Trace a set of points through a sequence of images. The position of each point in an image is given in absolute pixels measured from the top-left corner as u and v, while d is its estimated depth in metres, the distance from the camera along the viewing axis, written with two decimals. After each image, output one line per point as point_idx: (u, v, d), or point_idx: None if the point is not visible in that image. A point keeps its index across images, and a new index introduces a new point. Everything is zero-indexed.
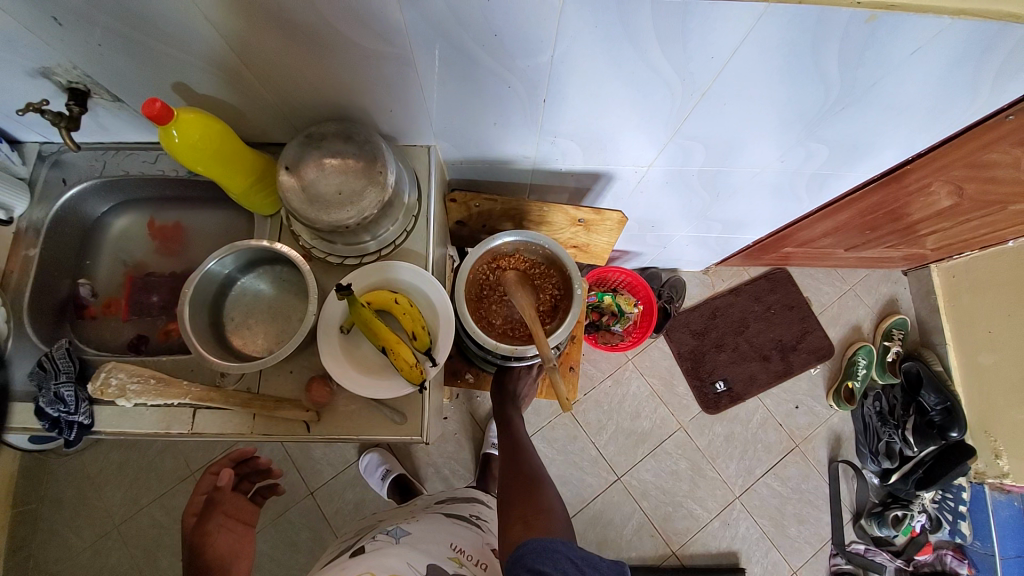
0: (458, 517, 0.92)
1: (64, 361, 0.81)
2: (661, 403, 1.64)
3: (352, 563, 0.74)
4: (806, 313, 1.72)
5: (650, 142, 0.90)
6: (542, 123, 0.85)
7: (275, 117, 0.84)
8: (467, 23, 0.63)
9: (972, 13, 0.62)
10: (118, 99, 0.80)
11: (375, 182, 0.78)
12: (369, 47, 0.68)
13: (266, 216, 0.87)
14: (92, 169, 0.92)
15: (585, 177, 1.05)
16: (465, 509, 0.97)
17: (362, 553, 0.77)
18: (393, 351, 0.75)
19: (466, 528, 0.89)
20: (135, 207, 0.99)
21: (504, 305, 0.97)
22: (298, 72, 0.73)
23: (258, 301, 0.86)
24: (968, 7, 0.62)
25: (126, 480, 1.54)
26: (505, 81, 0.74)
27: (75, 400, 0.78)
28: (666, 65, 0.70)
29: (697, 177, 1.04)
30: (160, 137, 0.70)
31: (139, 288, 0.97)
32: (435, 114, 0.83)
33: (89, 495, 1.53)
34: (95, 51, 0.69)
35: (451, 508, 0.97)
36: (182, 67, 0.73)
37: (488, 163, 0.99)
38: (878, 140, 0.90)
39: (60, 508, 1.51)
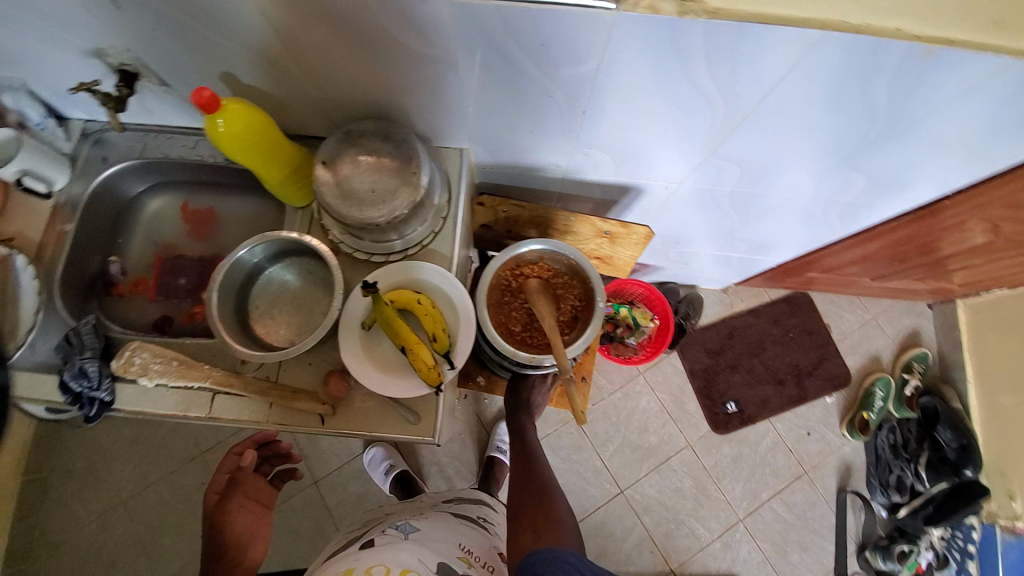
0: (466, 518, 0.92)
1: (91, 336, 0.83)
2: (670, 419, 1.62)
3: (364, 554, 0.74)
4: (824, 339, 1.70)
5: (685, 160, 0.90)
6: (578, 133, 0.84)
7: (313, 110, 0.84)
8: (515, 32, 0.63)
9: None
10: (164, 83, 0.82)
11: (408, 183, 0.78)
12: (414, 49, 0.68)
13: (298, 208, 0.88)
14: (132, 149, 0.94)
15: (614, 190, 1.04)
16: (472, 511, 0.97)
17: (372, 546, 0.77)
18: (412, 351, 0.75)
19: (474, 529, 0.89)
20: (171, 189, 1.01)
21: (523, 312, 0.95)
22: (341, 68, 0.73)
23: (283, 291, 0.86)
24: None
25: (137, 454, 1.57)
26: (547, 90, 0.74)
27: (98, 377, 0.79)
28: (711, 87, 0.69)
29: (727, 198, 1.03)
30: (206, 125, 0.71)
31: (167, 270, 0.98)
32: (472, 118, 0.83)
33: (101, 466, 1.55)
34: (148, 35, 0.71)
35: (459, 509, 0.97)
36: (228, 56, 0.73)
37: (520, 170, 0.99)
38: (917, 174, 0.88)
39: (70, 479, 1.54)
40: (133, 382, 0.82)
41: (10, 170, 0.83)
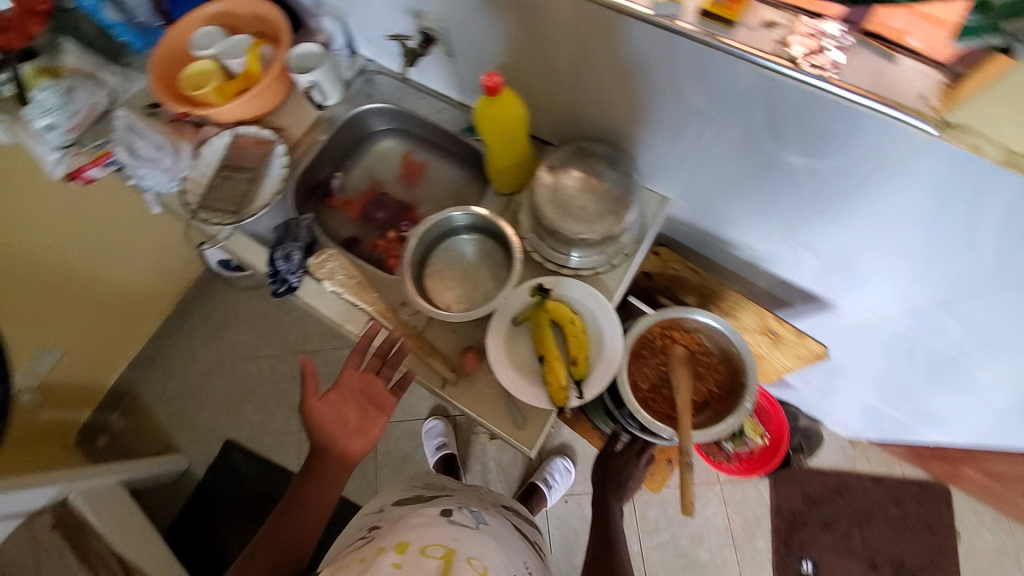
0: (525, 536, 0.91)
1: (305, 231, 0.96)
2: (732, 543, 1.47)
3: (459, 537, 0.74)
4: (952, 552, 1.42)
5: (897, 292, 0.84)
6: (797, 228, 0.82)
7: (557, 117, 0.91)
8: (804, 116, 0.63)
9: None
10: (451, 54, 0.94)
11: (615, 215, 0.80)
12: (690, 101, 0.71)
13: (500, 194, 0.95)
14: (392, 96, 1.10)
15: (797, 294, 0.99)
16: (528, 531, 0.96)
17: (463, 531, 0.76)
18: (547, 364, 0.75)
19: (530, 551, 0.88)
20: (400, 137, 1.15)
21: (656, 373, 0.87)
22: (609, 92, 0.78)
23: (459, 261, 0.90)
24: None
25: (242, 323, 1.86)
26: (798, 177, 0.73)
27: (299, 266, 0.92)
28: (987, 235, 0.64)
29: (918, 349, 0.95)
30: (477, 102, 0.77)
31: (373, 202, 1.11)
32: (697, 177, 0.84)
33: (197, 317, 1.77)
34: (468, 14, 0.82)
35: (517, 523, 0.95)
36: (518, 51, 0.82)
37: (711, 238, 0.97)
38: None
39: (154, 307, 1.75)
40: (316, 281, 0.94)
41: (305, 79, 1.01)
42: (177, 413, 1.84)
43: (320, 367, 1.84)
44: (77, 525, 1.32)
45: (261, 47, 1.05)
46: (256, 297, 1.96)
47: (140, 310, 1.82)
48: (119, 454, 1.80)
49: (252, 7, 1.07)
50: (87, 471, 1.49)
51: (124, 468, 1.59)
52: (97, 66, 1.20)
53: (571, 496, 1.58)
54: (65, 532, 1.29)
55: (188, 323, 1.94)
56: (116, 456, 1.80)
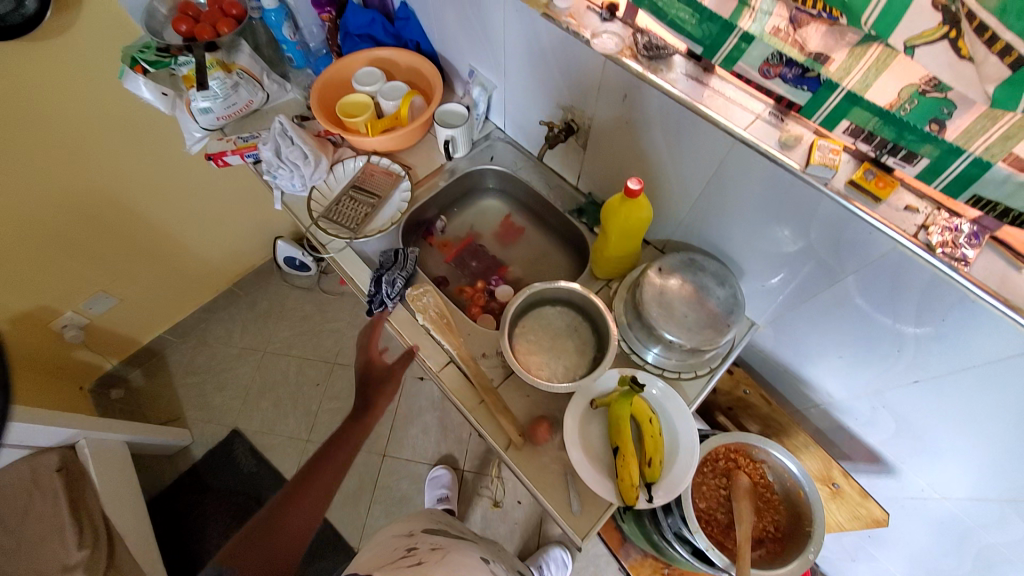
0: None
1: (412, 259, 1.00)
2: None
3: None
4: None
5: (970, 480, 0.83)
6: (884, 389, 0.84)
7: (669, 225, 0.98)
8: (926, 295, 0.67)
9: None
10: (585, 146, 1.03)
11: (715, 328, 0.83)
12: (814, 249, 0.76)
13: (596, 276, 1.00)
14: (513, 163, 1.20)
15: (857, 448, 0.99)
16: None
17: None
18: (621, 456, 0.75)
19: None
20: (506, 199, 1.24)
21: (715, 495, 0.90)
22: (733, 219, 0.85)
23: (547, 327, 0.93)
24: None
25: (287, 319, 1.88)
26: (899, 343, 0.76)
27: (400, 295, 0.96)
28: None
29: (976, 542, 0.92)
30: (612, 196, 0.86)
31: (469, 250, 1.19)
32: (795, 314, 0.88)
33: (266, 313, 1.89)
34: (619, 121, 0.91)
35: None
36: (655, 163, 0.90)
37: (784, 371, 1.00)
38: None
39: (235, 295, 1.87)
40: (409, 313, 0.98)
41: (445, 133, 1.12)
42: (196, 389, 1.85)
43: (346, 382, 1.84)
44: (78, 474, 1.26)
45: (414, 97, 1.15)
46: (306, 298, 2.02)
47: (200, 281, 1.88)
48: (126, 413, 1.79)
49: (417, 61, 1.20)
50: (102, 422, 1.43)
51: (138, 428, 1.54)
52: (263, 70, 1.31)
53: None
54: (66, 479, 1.20)
55: (235, 304, 2.00)
56: (122, 414, 1.78)
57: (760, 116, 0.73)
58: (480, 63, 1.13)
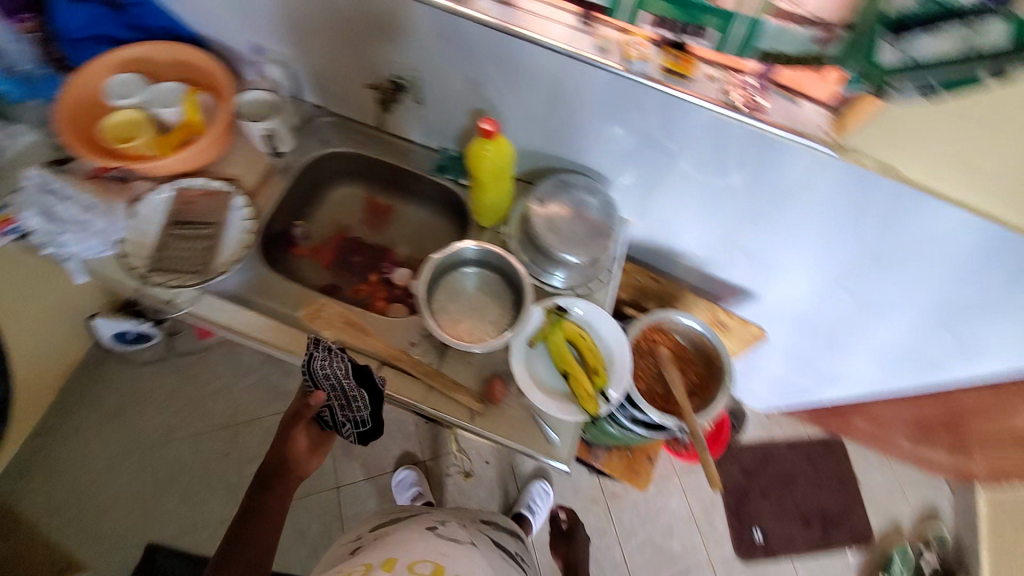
0: (505, 550, 1.02)
1: (341, 370, 0.81)
2: (696, 530, 1.69)
3: (446, 553, 0.83)
4: (851, 489, 1.81)
5: (808, 279, 1.06)
6: (734, 233, 1.02)
7: (529, 156, 1.00)
8: (745, 148, 0.81)
9: None
10: (420, 101, 0.99)
11: (603, 235, 0.92)
12: (652, 137, 0.86)
13: (483, 226, 1.00)
14: (350, 141, 1.10)
15: (728, 290, 1.20)
16: (510, 546, 1.07)
17: (448, 548, 0.86)
18: (572, 377, 0.83)
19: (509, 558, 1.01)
20: (360, 182, 1.15)
21: (650, 373, 1.02)
22: (582, 131, 0.90)
23: (461, 291, 0.92)
24: None
25: (170, 405, 1.63)
26: (736, 195, 0.92)
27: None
28: (868, 233, 0.89)
29: (822, 325, 1.20)
30: (471, 144, 0.86)
31: (344, 248, 1.09)
32: (655, 199, 1.00)
33: (130, 408, 1.62)
34: (446, 65, 0.88)
35: (499, 537, 1.07)
36: (496, 99, 0.91)
37: (662, 250, 1.14)
38: (993, 342, 1.05)
39: (94, 412, 1.60)
40: (361, 441, 0.89)
41: (262, 127, 0.98)
42: (70, 530, 1.47)
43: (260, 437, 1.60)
44: None
45: (198, 96, 0.98)
46: (166, 368, 1.67)
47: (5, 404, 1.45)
48: None
49: (179, 53, 0.99)
50: None
51: None
52: None
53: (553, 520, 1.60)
54: None
55: (74, 413, 1.59)
56: None
57: (573, 27, 0.75)
58: (270, 39, 0.98)
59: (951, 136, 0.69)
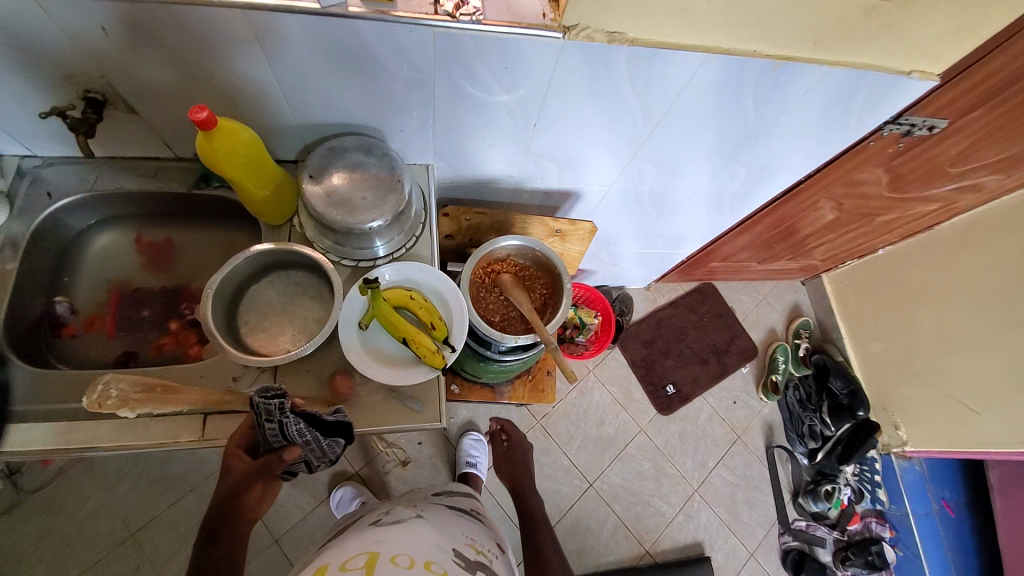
0: (462, 510, 1.02)
1: (315, 431, 0.74)
2: (622, 409, 1.86)
3: (383, 537, 0.78)
4: (732, 320, 2.08)
5: (616, 161, 1.10)
6: (531, 143, 1.01)
7: (292, 133, 0.90)
8: (484, 54, 0.77)
9: (843, 65, 0.87)
10: (134, 111, 0.82)
11: (395, 191, 0.86)
12: (399, 73, 0.79)
13: (275, 225, 0.91)
14: (82, 183, 0.90)
15: (557, 196, 1.22)
16: (466, 504, 1.08)
17: (387, 531, 0.81)
18: (412, 342, 0.82)
19: (470, 520, 0.99)
20: (118, 225, 0.97)
21: (500, 303, 1.06)
22: (329, 90, 0.81)
23: (272, 303, 0.86)
24: (841, 60, 0.87)
25: (46, 552, 1.30)
26: (505, 107, 0.90)
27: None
28: (632, 97, 0.90)
29: (647, 196, 1.27)
30: (196, 140, 0.73)
31: (126, 305, 0.94)
32: (441, 135, 0.95)
33: None
34: (132, 61, 0.73)
35: (452, 501, 1.06)
36: (215, 83, 0.78)
37: (478, 181, 1.12)
38: (783, 162, 1.17)
39: None
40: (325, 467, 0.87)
41: None
42: None
43: (170, 532, 1.38)
44: None
45: None
46: (22, 517, 1.32)
47: None
48: None
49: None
50: None
51: None
52: None
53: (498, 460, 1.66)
54: None
55: None
56: None
57: None
58: None
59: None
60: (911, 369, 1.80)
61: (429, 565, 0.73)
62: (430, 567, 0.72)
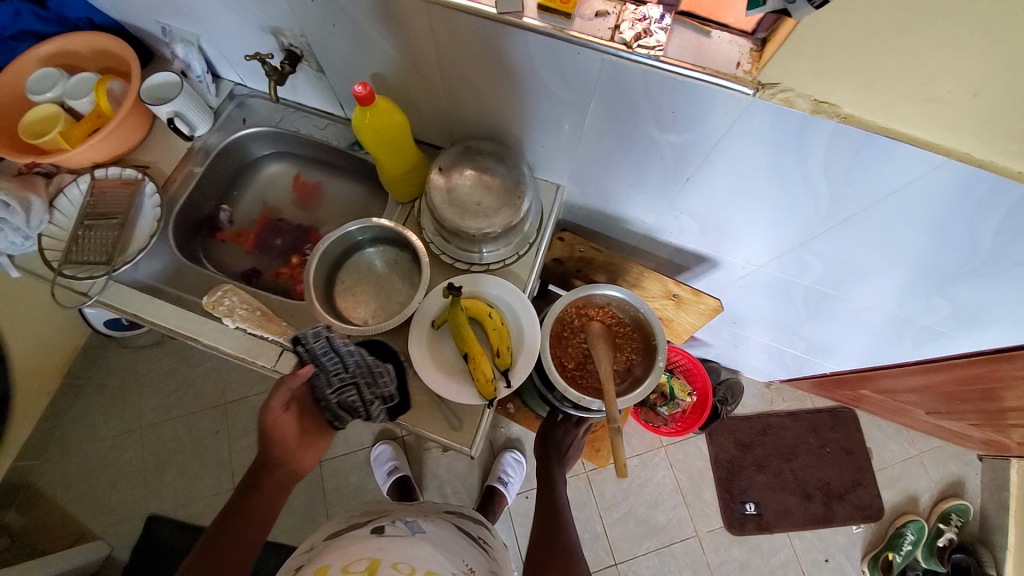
0: (467, 534, 0.91)
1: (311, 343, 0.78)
2: (682, 502, 1.64)
3: (385, 547, 0.74)
4: (863, 463, 1.67)
5: (771, 245, 0.92)
6: (675, 196, 0.89)
7: (440, 122, 0.92)
8: (651, 91, 0.67)
9: None
10: (319, 70, 0.92)
11: (510, 206, 0.83)
12: (554, 90, 0.74)
13: (400, 202, 0.94)
14: (270, 118, 1.04)
15: (689, 258, 1.08)
16: (473, 528, 0.95)
17: (390, 540, 0.76)
18: (473, 359, 0.79)
19: (476, 548, 0.88)
20: (286, 160, 1.11)
21: (580, 351, 0.97)
22: (481, 92, 0.80)
23: (368, 273, 0.90)
24: None
25: (167, 388, 1.61)
26: (659, 151, 0.79)
27: (367, 407, 0.79)
28: (819, 182, 0.72)
29: (800, 292, 1.05)
30: (353, 114, 0.77)
31: (268, 229, 1.08)
32: (580, 160, 0.89)
33: (132, 392, 1.61)
34: (327, 29, 0.79)
35: (461, 522, 0.95)
36: (385, 61, 0.81)
37: (606, 216, 1.03)
38: (1007, 317, 0.87)
39: (102, 393, 1.60)
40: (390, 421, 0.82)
41: (166, 109, 0.93)
42: (87, 508, 1.50)
43: (248, 417, 1.59)
44: None
45: (108, 82, 0.93)
46: (160, 354, 1.64)
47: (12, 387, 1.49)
48: None
49: (92, 41, 0.95)
50: None
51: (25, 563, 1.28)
52: None
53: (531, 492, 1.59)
54: None
55: (85, 395, 1.60)
56: None
57: None
58: (162, 15, 0.92)
59: (905, 57, 0.52)
60: None
61: None
62: None
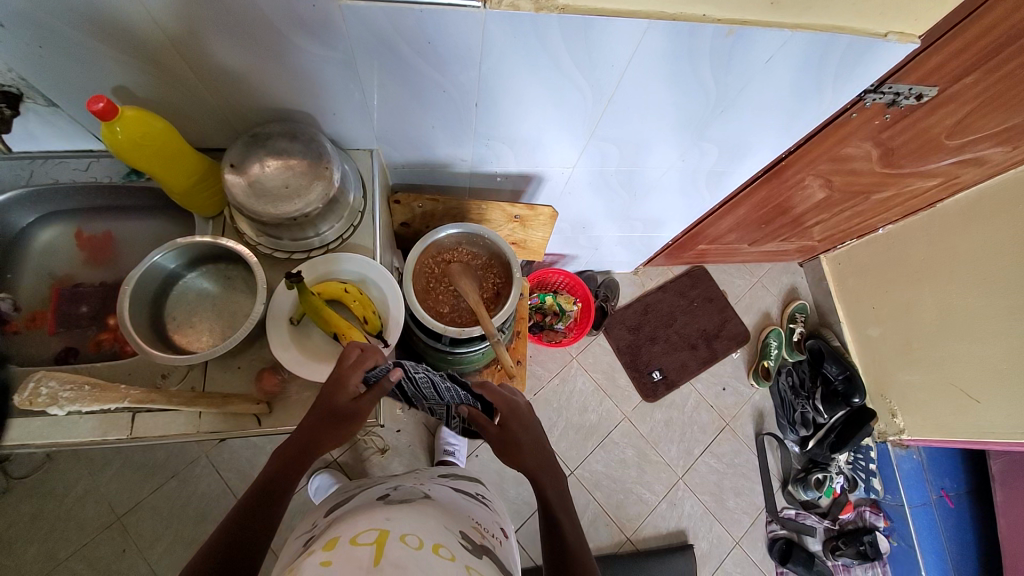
0: (467, 494, 0.93)
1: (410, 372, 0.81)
2: (606, 396, 1.83)
3: (393, 515, 0.68)
4: (723, 304, 2.01)
5: (573, 143, 1.04)
6: (476, 126, 0.95)
7: (218, 122, 0.87)
8: (400, 28, 0.71)
9: (808, 27, 0.79)
10: (50, 104, 0.83)
11: (321, 178, 0.82)
12: (313, 52, 0.74)
13: (209, 217, 0.88)
14: (15, 178, 0.91)
15: (519, 180, 1.17)
16: (470, 488, 0.97)
17: (395, 509, 0.71)
18: (342, 335, 0.79)
19: (476, 505, 0.90)
20: (57, 219, 0.96)
21: (449, 294, 1.02)
22: (244, 75, 0.77)
23: (201, 300, 0.85)
24: (804, 23, 0.79)
25: (39, 533, 1.35)
26: (440, 86, 0.83)
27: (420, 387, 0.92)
28: (576, 73, 0.83)
29: (614, 178, 1.20)
30: (102, 134, 0.70)
31: (66, 300, 0.94)
32: (377, 118, 0.90)
33: None
34: (34, 53, 0.70)
35: (457, 484, 0.96)
36: (123, 72, 0.74)
37: (430, 166, 1.07)
38: (753, 140, 1.10)
39: None
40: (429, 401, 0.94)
41: None
42: None
43: (153, 515, 1.41)
44: None
45: None
46: (12, 502, 1.36)
47: None
48: None
49: None
50: None
51: None
52: None
53: (477, 448, 1.65)
54: None
55: None
56: None
57: None
58: None
59: None
60: (909, 354, 1.70)
61: (438, 549, 0.62)
62: (438, 551, 0.61)
